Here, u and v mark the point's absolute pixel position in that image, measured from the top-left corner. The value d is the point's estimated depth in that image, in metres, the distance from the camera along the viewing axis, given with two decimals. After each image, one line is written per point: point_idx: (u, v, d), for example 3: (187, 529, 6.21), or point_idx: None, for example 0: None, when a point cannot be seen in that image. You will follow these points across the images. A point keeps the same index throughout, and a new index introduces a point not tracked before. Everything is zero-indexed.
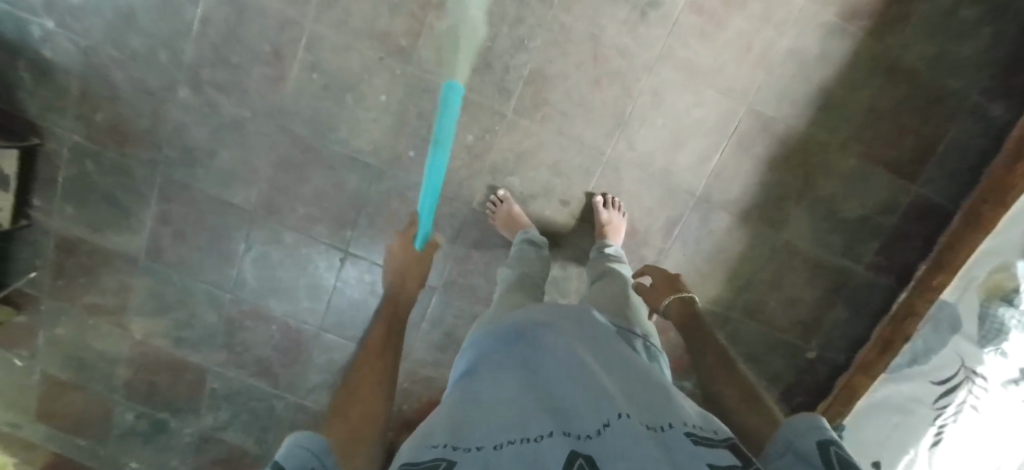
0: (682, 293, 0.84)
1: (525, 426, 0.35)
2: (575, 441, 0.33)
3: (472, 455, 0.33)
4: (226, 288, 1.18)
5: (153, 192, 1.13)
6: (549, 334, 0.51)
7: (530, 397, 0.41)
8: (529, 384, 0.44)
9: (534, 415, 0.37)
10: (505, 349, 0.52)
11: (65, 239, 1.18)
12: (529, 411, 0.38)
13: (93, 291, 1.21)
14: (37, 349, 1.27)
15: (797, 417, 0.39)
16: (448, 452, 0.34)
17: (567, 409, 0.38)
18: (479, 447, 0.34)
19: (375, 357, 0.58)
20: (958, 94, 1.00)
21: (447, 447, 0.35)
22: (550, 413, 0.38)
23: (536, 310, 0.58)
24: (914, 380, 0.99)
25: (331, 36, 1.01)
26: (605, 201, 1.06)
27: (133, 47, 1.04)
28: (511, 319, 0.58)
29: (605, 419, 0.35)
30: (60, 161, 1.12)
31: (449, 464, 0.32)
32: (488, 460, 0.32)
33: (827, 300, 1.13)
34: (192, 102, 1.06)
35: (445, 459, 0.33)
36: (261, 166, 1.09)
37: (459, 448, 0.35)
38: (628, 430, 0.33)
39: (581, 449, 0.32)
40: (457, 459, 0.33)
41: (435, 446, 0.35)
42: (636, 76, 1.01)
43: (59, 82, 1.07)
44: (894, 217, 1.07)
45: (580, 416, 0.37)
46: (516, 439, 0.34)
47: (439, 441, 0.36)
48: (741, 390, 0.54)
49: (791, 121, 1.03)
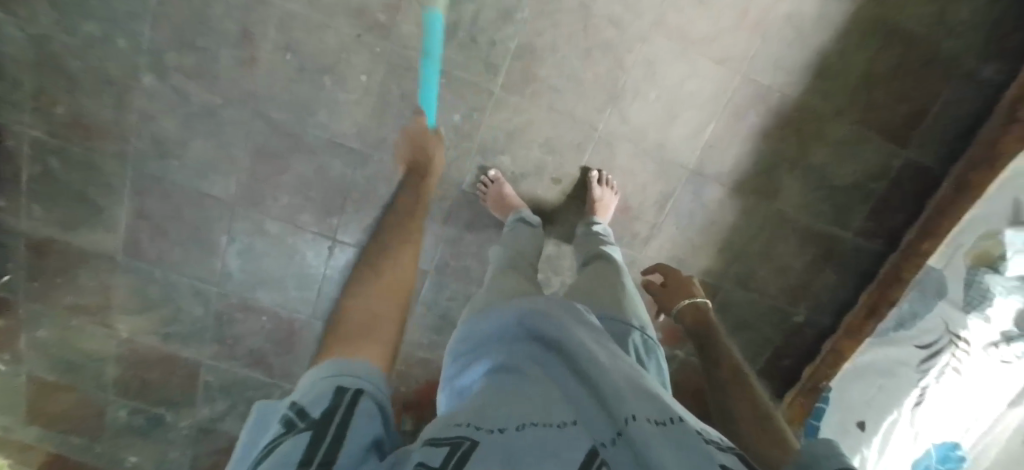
0: (695, 297, 0.88)
1: (548, 419, 0.35)
2: (594, 444, 0.33)
3: (496, 437, 0.32)
4: (213, 282, 1.15)
5: (126, 187, 1.08)
6: (556, 318, 0.50)
7: (543, 390, 0.40)
8: (538, 377, 0.43)
9: (549, 411, 0.36)
10: (509, 334, 0.51)
11: (36, 239, 1.12)
12: (544, 404, 0.37)
13: (72, 291, 1.17)
14: (19, 352, 1.23)
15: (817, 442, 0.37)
16: (471, 431, 0.33)
17: (580, 407, 0.38)
18: (501, 427, 0.34)
19: (397, 250, 0.54)
20: (952, 57, 1.00)
21: (471, 425, 0.34)
22: (565, 408, 0.37)
23: (541, 298, 0.57)
24: (901, 344, 1.01)
25: (304, 13, 0.94)
26: (599, 178, 1.05)
27: (89, 31, 0.96)
28: (513, 301, 0.56)
29: (619, 421, 0.35)
30: (21, 158, 1.06)
31: (472, 445, 0.31)
32: (511, 449, 0.31)
33: (816, 266, 1.15)
34: (159, 90, 1.00)
35: (468, 438, 0.32)
36: (239, 155, 1.04)
37: (482, 428, 0.34)
38: (644, 426, 0.33)
39: (598, 452, 0.32)
40: (481, 438, 0.32)
41: (458, 425, 0.34)
42: (629, 47, 0.97)
43: (10, 73, 0.99)
44: (883, 185, 1.08)
45: (595, 416, 0.36)
46: (538, 424, 0.34)
47: (462, 420, 0.35)
48: (757, 414, 0.55)
49: (785, 89, 1.02)
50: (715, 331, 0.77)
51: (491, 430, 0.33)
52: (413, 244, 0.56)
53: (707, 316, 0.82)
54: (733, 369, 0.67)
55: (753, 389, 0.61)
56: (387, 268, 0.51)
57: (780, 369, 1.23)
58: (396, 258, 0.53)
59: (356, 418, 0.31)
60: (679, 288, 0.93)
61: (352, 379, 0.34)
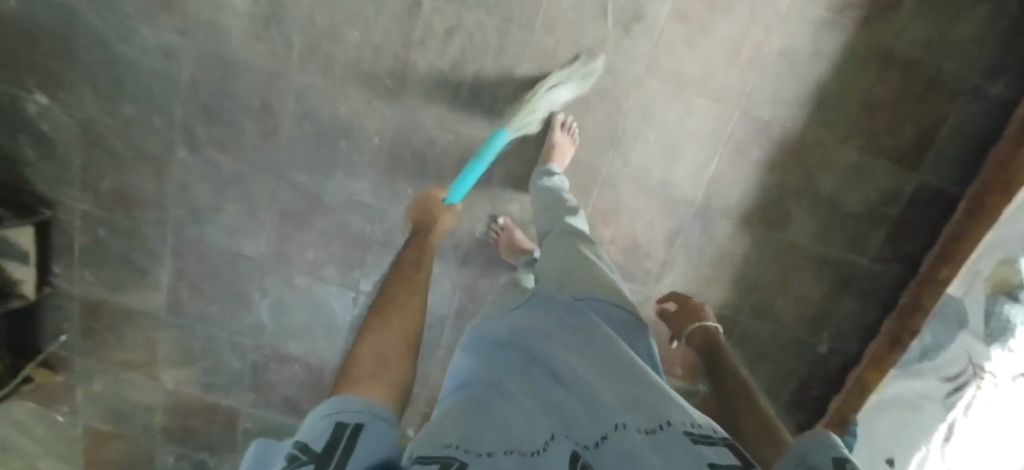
0: (706, 321, 0.90)
1: (532, 445, 0.35)
2: (578, 451, 0.35)
3: (485, 459, 0.32)
4: (248, 334, 1.22)
5: (166, 250, 1.16)
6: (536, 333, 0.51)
7: (529, 413, 0.40)
8: (523, 394, 0.43)
9: (535, 436, 0.36)
10: (490, 353, 0.51)
11: (88, 301, 1.22)
12: (530, 425, 0.38)
13: (122, 347, 1.26)
14: (76, 404, 1.33)
15: (806, 435, 0.39)
16: (458, 452, 0.33)
17: (565, 421, 0.39)
18: (488, 451, 0.34)
19: (404, 301, 0.58)
20: (955, 78, 0.99)
21: (455, 446, 0.34)
22: (551, 429, 0.38)
23: (520, 311, 0.56)
24: (924, 376, 0.99)
25: (317, 84, 1.00)
26: (564, 124, 1.01)
27: (128, 115, 1.05)
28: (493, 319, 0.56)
29: (605, 430, 0.36)
30: (73, 230, 1.16)
31: (462, 465, 0.31)
32: None
33: (835, 293, 1.14)
34: (191, 162, 1.08)
35: (457, 458, 0.32)
36: (266, 217, 1.11)
37: (469, 450, 0.33)
38: (627, 444, 0.34)
39: (583, 458, 0.33)
40: (469, 460, 0.32)
41: (445, 445, 0.34)
42: (625, 93, 1.00)
43: (62, 156, 1.10)
44: (898, 207, 1.07)
45: (579, 428, 0.38)
46: (523, 451, 0.34)
47: (448, 439, 0.35)
48: (758, 422, 0.57)
49: (787, 122, 1.02)
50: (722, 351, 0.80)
51: (478, 453, 0.33)
52: (417, 294, 0.60)
53: (714, 338, 0.86)
54: (737, 386, 0.68)
55: (756, 399, 0.64)
56: (396, 319, 0.54)
57: (809, 398, 1.21)
58: (400, 312, 0.56)
59: (356, 452, 0.32)
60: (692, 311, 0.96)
61: (351, 415, 0.36)
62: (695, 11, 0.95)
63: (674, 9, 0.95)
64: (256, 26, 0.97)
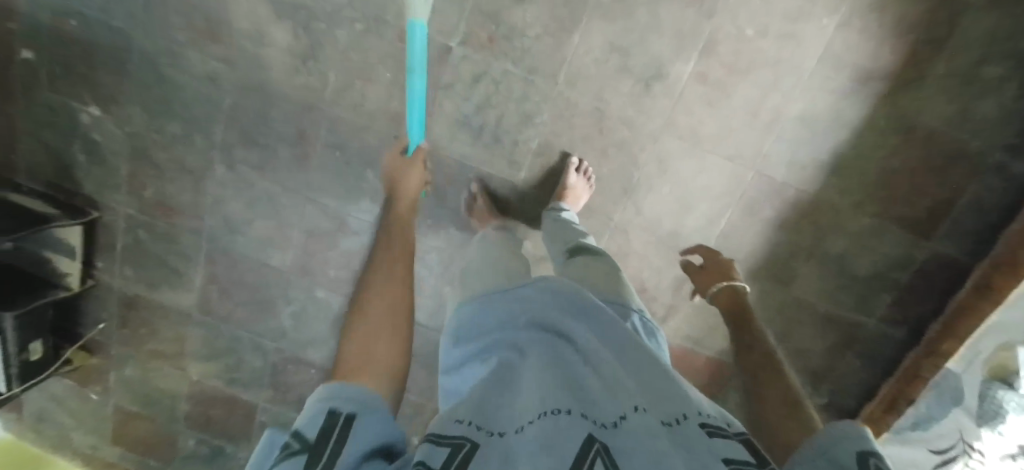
0: (736, 282, 0.82)
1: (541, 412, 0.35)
2: (591, 429, 0.34)
3: (496, 440, 0.35)
4: (269, 338, 1.31)
5: (199, 256, 1.24)
6: (569, 299, 0.50)
7: (544, 372, 0.40)
8: (540, 350, 0.44)
9: (550, 397, 0.37)
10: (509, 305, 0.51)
11: (126, 295, 1.32)
12: (542, 391, 0.38)
13: (153, 339, 1.36)
14: (109, 385, 1.44)
15: (839, 426, 0.40)
16: (471, 431, 0.36)
17: (582, 391, 0.38)
18: (500, 431, 0.36)
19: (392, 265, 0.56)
20: (979, 152, 0.97)
21: (472, 425, 0.37)
22: (567, 391, 0.38)
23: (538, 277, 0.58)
24: (915, 445, 1.03)
25: (349, 117, 1.06)
26: (579, 166, 1.04)
27: (173, 131, 1.13)
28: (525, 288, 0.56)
29: (622, 408, 0.36)
30: (116, 230, 1.25)
31: (472, 448, 0.34)
32: (510, 450, 0.33)
33: (838, 350, 1.16)
34: (227, 178, 1.15)
35: (469, 440, 0.35)
36: (293, 234, 1.18)
37: (483, 429, 0.36)
38: (645, 422, 0.34)
39: (596, 439, 0.33)
40: (480, 440, 0.35)
41: (460, 422, 0.37)
42: (643, 145, 1.03)
43: (110, 163, 1.18)
44: (908, 273, 1.08)
45: (598, 401, 0.37)
46: (538, 416, 0.35)
47: (463, 415, 0.38)
48: (785, 400, 0.53)
49: (803, 184, 1.04)
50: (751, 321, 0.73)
51: (491, 433, 0.36)
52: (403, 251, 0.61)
53: (742, 302, 0.78)
54: (763, 358, 0.62)
55: (784, 373, 0.59)
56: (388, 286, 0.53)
57: None
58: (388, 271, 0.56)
59: (346, 443, 0.34)
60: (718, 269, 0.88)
61: (345, 403, 0.37)
62: (716, 73, 0.97)
63: (695, 70, 0.97)
64: (295, 60, 1.03)
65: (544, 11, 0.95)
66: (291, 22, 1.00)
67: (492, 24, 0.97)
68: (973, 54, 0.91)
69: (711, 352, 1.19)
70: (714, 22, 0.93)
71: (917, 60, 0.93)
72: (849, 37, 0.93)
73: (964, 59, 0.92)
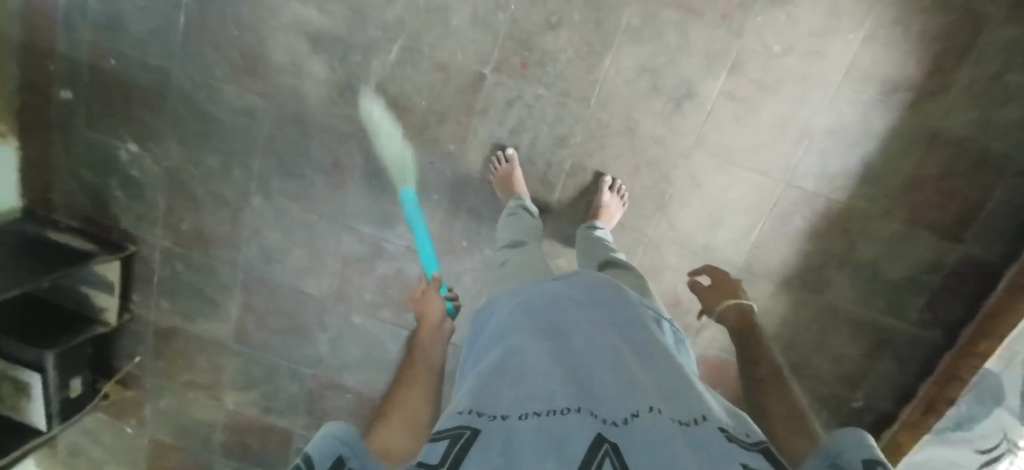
0: (742, 299, 0.80)
1: (551, 408, 0.37)
2: (601, 425, 0.35)
3: (497, 425, 0.36)
4: (306, 364, 1.31)
5: (236, 286, 1.26)
6: (586, 318, 0.52)
7: (552, 373, 0.42)
8: (552, 354, 0.46)
9: (555, 398, 0.38)
10: (531, 316, 0.54)
11: (162, 328, 1.33)
12: (552, 389, 0.39)
13: (189, 369, 1.37)
14: (144, 418, 1.44)
15: (838, 432, 0.41)
16: (474, 420, 0.37)
17: (593, 394, 0.39)
18: (506, 417, 0.37)
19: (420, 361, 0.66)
20: (1004, 156, 1.00)
21: (475, 413, 0.38)
22: (572, 392, 0.39)
23: (562, 287, 0.60)
24: (958, 446, 1.02)
25: (385, 146, 1.09)
26: (612, 185, 1.06)
27: (210, 165, 1.15)
28: (543, 295, 0.59)
29: (635, 408, 0.36)
30: (153, 263, 1.26)
31: (473, 435, 0.35)
32: (509, 437, 0.34)
33: (872, 355, 1.17)
34: (264, 209, 1.17)
35: (469, 428, 0.36)
36: (330, 261, 1.20)
37: (483, 415, 0.37)
38: (653, 421, 0.34)
39: (605, 434, 0.34)
40: (481, 428, 0.36)
41: (461, 412, 0.38)
42: (674, 162, 1.05)
43: (147, 198, 1.20)
44: (938, 277, 1.09)
45: (605, 403, 0.38)
46: (541, 413, 0.36)
47: (465, 406, 0.40)
48: (790, 415, 0.51)
49: (832, 194, 1.06)
50: (761, 339, 0.70)
51: (493, 417, 0.37)
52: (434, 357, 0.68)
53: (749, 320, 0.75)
54: (769, 372, 0.61)
55: (788, 387, 0.57)
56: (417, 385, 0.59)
57: None
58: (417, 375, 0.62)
59: None
60: (726, 288, 0.85)
61: (347, 448, 0.40)
62: (745, 90, 0.99)
63: (725, 88, 0.99)
64: (332, 92, 1.06)
65: (576, 37, 0.98)
66: (329, 55, 1.03)
67: (525, 51, 1.00)
68: (995, 63, 0.94)
69: None
70: (741, 41, 0.96)
71: (939, 71, 0.96)
72: (873, 51, 0.96)
73: (986, 69, 0.95)
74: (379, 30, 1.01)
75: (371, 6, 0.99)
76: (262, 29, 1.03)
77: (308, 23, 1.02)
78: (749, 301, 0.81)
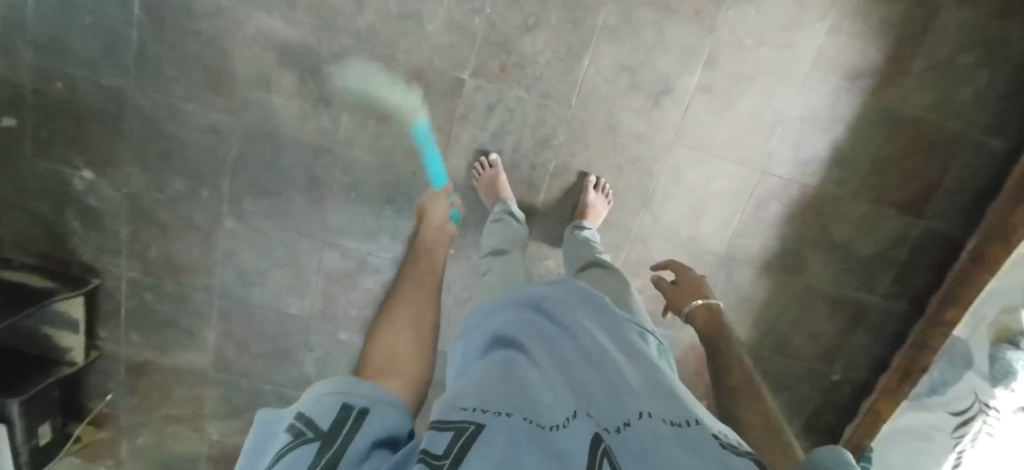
0: (710, 299, 0.82)
1: (552, 415, 0.34)
2: (599, 434, 0.33)
3: (502, 421, 0.32)
4: (293, 387, 1.27)
5: (212, 313, 1.20)
6: (574, 319, 0.51)
7: (546, 378, 0.40)
8: (545, 358, 0.44)
9: (552, 405, 0.36)
10: (520, 318, 0.51)
11: (134, 362, 1.25)
12: (550, 396, 0.37)
13: (168, 403, 1.30)
14: (121, 458, 1.36)
15: (819, 452, 0.40)
16: (476, 415, 0.33)
17: (590, 403, 0.38)
18: (507, 412, 0.34)
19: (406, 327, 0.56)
20: (959, 134, 1.05)
21: (476, 409, 0.34)
22: (569, 399, 0.37)
23: (549, 289, 0.59)
24: (933, 410, 1.09)
25: (364, 157, 1.06)
26: (596, 184, 1.07)
27: (176, 187, 1.09)
28: (536, 296, 0.56)
29: (628, 418, 0.35)
30: (119, 295, 1.19)
31: (478, 431, 0.31)
32: (515, 434, 0.31)
33: (848, 329, 1.22)
34: (239, 230, 1.12)
35: (473, 424, 0.32)
36: (312, 279, 1.16)
37: (489, 411, 0.33)
38: (653, 429, 0.33)
39: (603, 443, 0.32)
40: (485, 423, 0.32)
41: (464, 408, 0.34)
42: (655, 158, 1.07)
43: (108, 226, 1.13)
44: (905, 252, 1.15)
45: (600, 412, 0.37)
46: (540, 418, 0.34)
47: (469, 402, 0.35)
48: (767, 424, 0.53)
49: (806, 179, 1.09)
50: (730, 343, 0.72)
51: (497, 413, 0.33)
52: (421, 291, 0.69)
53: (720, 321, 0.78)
54: (741, 380, 0.62)
55: (761, 396, 0.60)
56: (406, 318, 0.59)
57: (825, 426, 1.32)
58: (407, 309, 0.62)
59: (359, 434, 0.33)
60: (692, 286, 0.88)
61: (356, 399, 0.36)
62: (720, 84, 1.02)
63: (700, 83, 1.01)
64: (305, 105, 1.02)
65: (554, 38, 0.98)
66: (299, 67, 0.99)
67: (503, 54, 0.99)
68: (948, 46, 0.99)
69: None
70: (714, 36, 0.98)
71: (899, 57, 1.01)
72: (839, 40, 0.99)
73: (940, 53, 1.00)
74: (350, 38, 0.97)
75: (341, 14, 0.96)
76: (225, 42, 0.98)
77: (274, 34, 0.97)
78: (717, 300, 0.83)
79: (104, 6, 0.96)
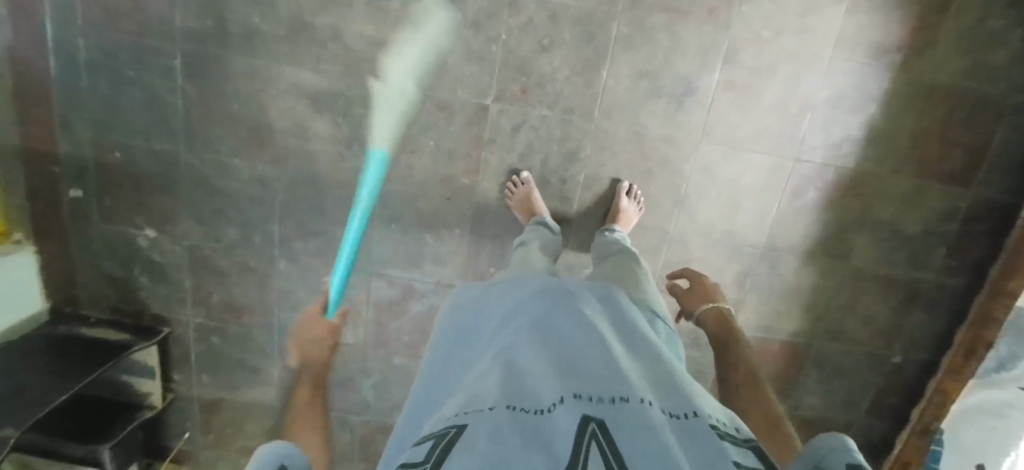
0: (720, 302, 0.84)
1: (538, 406, 0.37)
2: (588, 413, 0.36)
3: (485, 415, 0.36)
4: (355, 412, 1.33)
5: (274, 349, 1.27)
6: (570, 315, 0.53)
7: (537, 372, 0.43)
8: (537, 350, 0.46)
9: (539, 396, 0.39)
10: (517, 315, 0.54)
11: (208, 401, 1.34)
12: (538, 386, 0.40)
13: (241, 437, 1.38)
14: None
15: (823, 437, 0.44)
16: (457, 418, 0.36)
17: (578, 387, 0.40)
18: (490, 406, 0.37)
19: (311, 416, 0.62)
20: (1000, 97, 1.01)
21: (457, 414, 0.37)
22: (558, 386, 0.40)
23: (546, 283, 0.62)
24: (1007, 386, 1.03)
25: (402, 189, 1.10)
26: (628, 190, 1.09)
27: (230, 236, 1.16)
28: (534, 292, 0.59)
29: (623, 400, 0.38)
30: (188, 340, 1.27)
31: (457, 434, 0.34)
32: (498, 424, 0.34)
33: (903, 309, 1.19)
34: (292, 270, 1.18)
35: (456, 425, 0.35)
36: (364, 309, 1.21)
37: (470, 411, 0.37)
38: (645, 414, 0.35)
39: (593, 421, 0.35)
40: (468, 421, 0.35)
41: (446, 415, 0.38)
42: (685, 158, 1.08)
43: (173, 278, 1.21)
44: (955, 224, 1.11)
45: (593, 395, 0.39)
46: (527, 409, 0.37)
47: (451, 409, 0.39)
48: (767, 417, 0.55)
49: (843, 161, 1.07)
50: (739, 340, 0.73)
51: (480, 409, 0.37)
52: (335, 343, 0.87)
53: (728, 321, 0.79)
54: (748, 377, 0.64)
55: (766, 395, 0.60)
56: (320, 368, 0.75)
57: (887, 407, 1.29)
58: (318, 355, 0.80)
59: None
60: (704, 290, 0.89)
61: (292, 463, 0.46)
62: (742, 78, 1.01)
63: (723, 79, 1.01)
64: (340, 147, 1.07)
65: (570, 55, 1.00)
66: (331, 112, 1.05)
67: (523, 77, 1.02)
68: (977, 10, 0.96)
69: (785, 337, 1.23)
70: (731, 32, 0.98)
71: (927, 26, 0.97)
72: (860, 20, 0.97)
73: (969, 18, 0.96)
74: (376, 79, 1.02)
75: (365, 58, 1.01)
76: (261, 98, 1.04)
77: (305, 85, 1.03)
78: (727, 303, 0.85)
79: (150, 78, 1.03)
